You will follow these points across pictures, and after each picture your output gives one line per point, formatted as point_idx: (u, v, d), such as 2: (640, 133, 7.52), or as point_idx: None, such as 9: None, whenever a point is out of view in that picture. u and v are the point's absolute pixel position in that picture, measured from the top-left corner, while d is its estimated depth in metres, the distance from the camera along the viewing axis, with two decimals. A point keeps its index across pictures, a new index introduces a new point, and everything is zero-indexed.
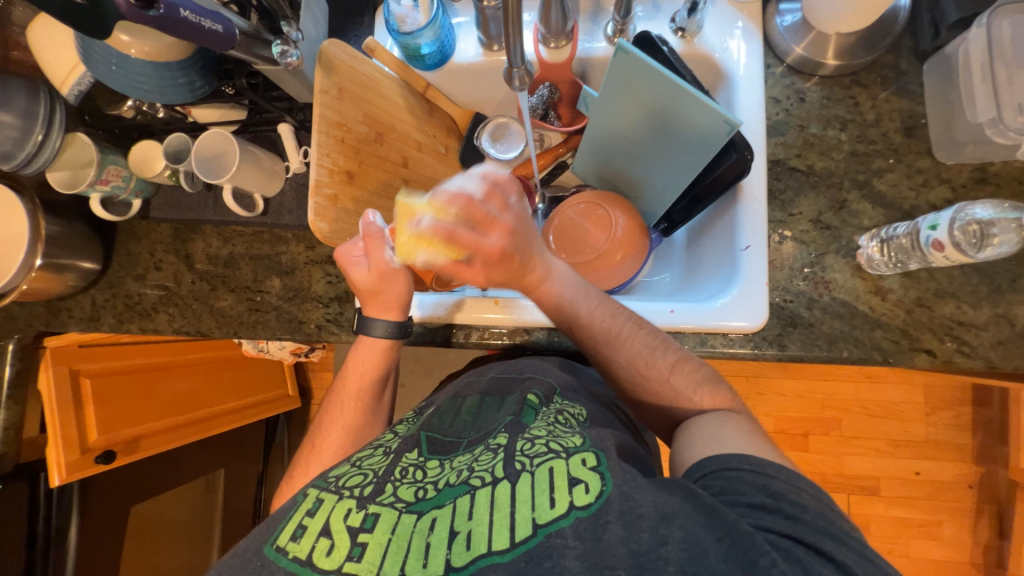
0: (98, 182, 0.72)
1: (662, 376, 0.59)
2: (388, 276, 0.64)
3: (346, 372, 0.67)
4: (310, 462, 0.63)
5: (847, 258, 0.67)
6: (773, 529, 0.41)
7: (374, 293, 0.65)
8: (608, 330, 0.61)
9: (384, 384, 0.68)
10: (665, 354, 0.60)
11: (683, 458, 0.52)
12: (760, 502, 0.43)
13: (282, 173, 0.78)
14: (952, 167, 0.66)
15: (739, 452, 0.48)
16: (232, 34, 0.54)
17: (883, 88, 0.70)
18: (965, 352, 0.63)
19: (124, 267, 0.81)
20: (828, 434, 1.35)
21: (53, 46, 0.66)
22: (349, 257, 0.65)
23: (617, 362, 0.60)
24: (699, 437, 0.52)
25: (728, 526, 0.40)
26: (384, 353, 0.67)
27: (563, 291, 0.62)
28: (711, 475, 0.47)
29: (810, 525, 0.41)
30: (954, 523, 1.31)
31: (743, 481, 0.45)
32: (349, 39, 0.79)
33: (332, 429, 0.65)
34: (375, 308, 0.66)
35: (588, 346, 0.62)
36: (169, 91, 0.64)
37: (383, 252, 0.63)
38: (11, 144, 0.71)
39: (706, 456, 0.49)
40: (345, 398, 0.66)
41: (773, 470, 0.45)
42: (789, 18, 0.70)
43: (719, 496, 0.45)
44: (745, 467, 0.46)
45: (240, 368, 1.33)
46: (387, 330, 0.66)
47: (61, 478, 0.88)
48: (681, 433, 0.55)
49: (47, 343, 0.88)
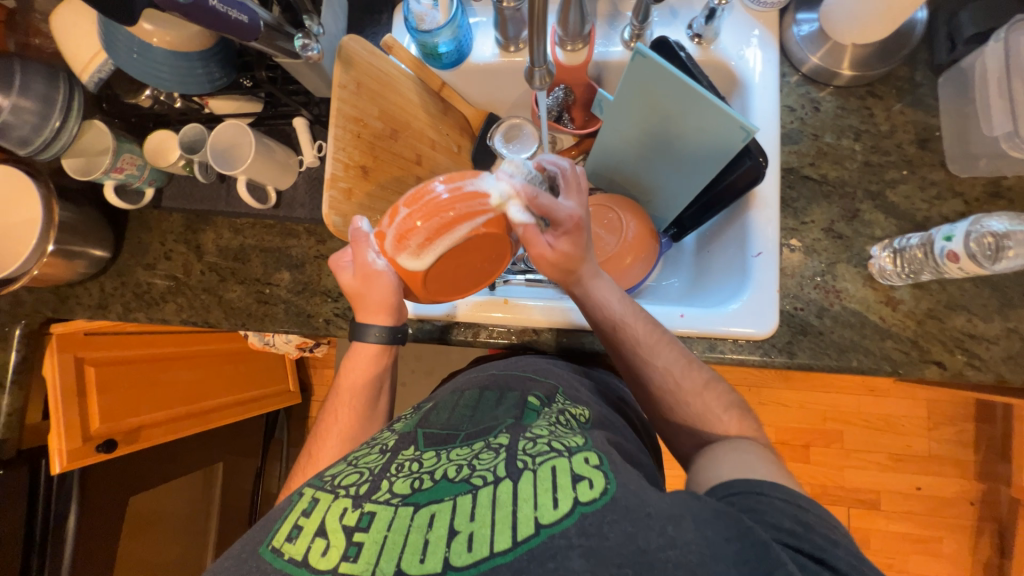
0: (112, 170, 0.72)
1: (695, 390, 0.58)
2: (371, 277, 0.63)
3: (340, 375, 0.67)
4: (305, 467, 0.62)
5: (859, 268, 0.67)
6: (800, 550, 0.41)
7: (360, 296, 0.64)
8: (650, 336, 0.61)
9: (377, 391, 0.67)
10: (698, 370, 0.60)
11: (708, 477, 0.51)
12: (788, 527, 0.42)
13: (295, 166, 0.78)
14: (965, 181, 0.67)
15: (769, 479, 0.47)
16: (257, 26, 0.54)
17: (897, 100, 0.70)
18: (975, 365, 0.63)
19: (135, 256, 0.81)
20: (829, 446, 1.35)
21: (76, 33, 0.66)
22: (339, 263, 0.66)
23: (653, 367, 0.60)
24: (727, 461, 0.51)
25: (742, 531, 0.40)
26: (378, 361, 0.67)
27: (613, 289, 0.63)
28: (739, 495, 0.46)
29: (836, 558, 0.41)
30: (955, 540, 1.30)
31: (773, 506, 0.44)
32: (366, 35, 0.80)
33: (328, 438, 0.64)
34: (363, 315, 0.65)
35: (625, 349, 0.62)
36: (189, 82, 0.64)
37: (365, 255, 0.63)
38: (28, 129, 0.70)
39: (733, 477, 0.48)
40: (340, 407, 0.66)
41: (806, 504, 0.45)
42: (807, 28, 0.70)
43: (748, 515, 0.44)
44: (776, 494, 0.45)
45: (243, 361, 1.33)
46: (380, 336, 0.66)
47: (62, 465, 0.88)
48: (705, 455, 0.55)
49: (53, 329, 0.86)
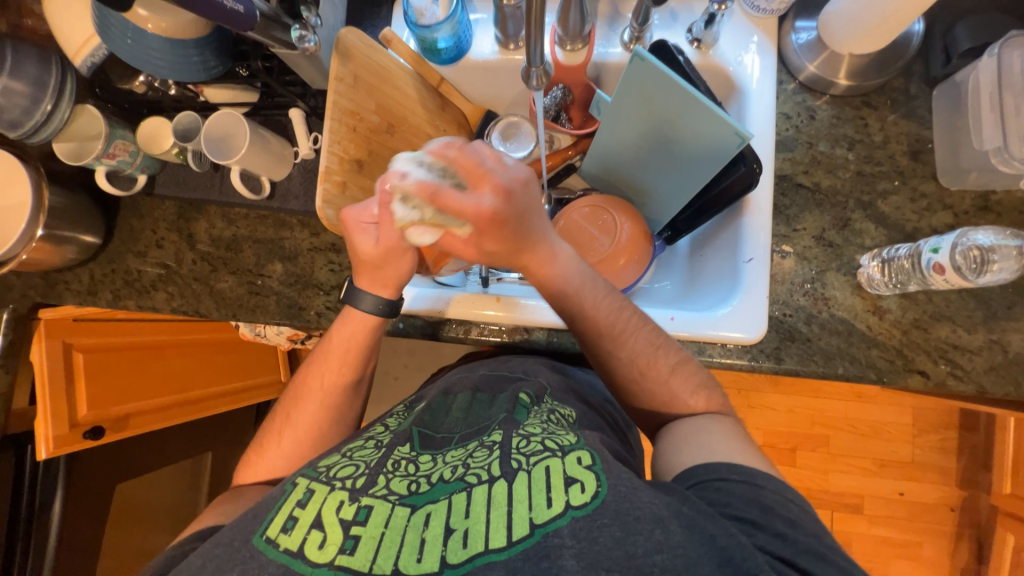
0: (105, 156, 0.72)
1: (662, 377, 0.58)
2: (395, 253, 0.60)
3: (329, 340, 0.66)
4: (284, 432, 0.64)
5: (848, 276, 0.68)
6: (768, 549, 0.42)
7: (375, 266, 0.61)
8: (613, 324, 0.59)
9: (366, 361, 0.66)
10: (665, 357, 0.59)
11: (670, 463, 0.53)
12: (751, 517, 0.44)
13: (290, 158, 0.78)
14: (955, 193, 0.67)
15: (728, 461, 0.49)
16: (252, 15, 0.53)
17: (891, 111, 0.71)
18: (957, 375, 0.64)
19: (125, 243, 0.80)
20: (815, 450, 1.36)
21: (67, 16, 0.65)
22: (358, 221, 0.59)
23: (618, 358, 0.59)
24: (687, 443, 0.53)
25: (726, 531, 0.41)
26: (368, 333, 0.65)
27: (568, 277, 0.58)
28: (701, 485, 0.48)
29: (798, 544, 0.42)
30: (934, 545, 1.33)
31: (732, 492, 0.46)
32: (365, 28, 0.79)
33: (308, 403, 0.64)
34: (363, 281, 0.63)
35: (588, 335, 0.60)
36: (183, 69, 0.63)
37: (396, 227, 0.57)
38: (19, 112, 0.70)
39: (697, 464, 0.50)
40: (324, 374, 0.65)
41: (763, 480, 0.47)
42: (805, 36, 0.71)
43: (711, 506, 0.46)
44: (734, 478, 0.47)
45: (236, 352, 1.32)
46: (374, 306, 0.63)
47: (50, 450, 0.88)
48: (668, 437, 0.56)
49: (42, 314, 0.86)
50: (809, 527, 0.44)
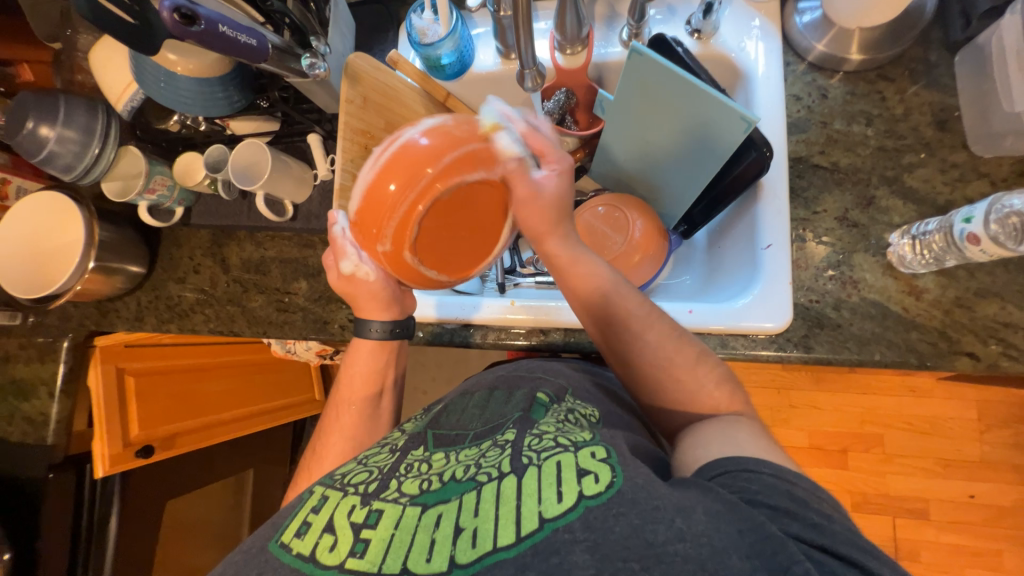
0: (145, 191, 0.79)
1: (688, 364, 0.57)
2: (354, 278, 0.66)
3: (342, 373, 0.70)
4: (313, 471, 0.64)
5: (877, 257, 0.64)
6: (804, 538, 0.40)
7: (353, 297, 0.68)
8: (641, 309, 0.60)
9: (380, 389, 0.70)
10: (689, 343, 0.59)
11: (694, 457, 0.50)
12: (782, 506, 0.42)
13: (310, 180, 0.82)
14: (990, 161, 0.63)
15: (756, 456, 0.47)
16: (265, 48, 0.57)
17: (911, 82, 0.68)
18: (1012, 355, 0.59)
19: (167, 270, 0.86)
20: (869, 450, 1.27)
21: (109, 67, 0.73)
22: (329, 263, 0.69)
23: (645, 341, 0.58)
24: (712, 439, 0.51)
25: (754, 524, 0.39)
26: (379, 354, 0.69)
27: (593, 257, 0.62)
28: (728, 475, 0.45)
29: (837, 535, 0.40)
30: (1017, 553, 1.21)
31: (763, 483, 0.44)
32: (374, 52, 0.84)
33: (331, 435, 0.67)
34: (362, 313, 0.68)
35: (616, 322, 0.60)
36: (209, 105, 0.69)
37: (343, 255, 0.65)
38: (72, 156, 0.77)
39: (723, 457, 0.48)
40: (344, 404, 0.69)
41: (795, 477, 0.45)
42: (809, 16, 0.69)
43: (738, 494, 0.43)
44: (765, 470, 0.45)
45: (272, 371, 1.37)
46: (381, 331, 0.68)
47: (105, 469, 0.94)
48: (691, 434, 0.54)
49: (96, 342, 0.93)
50: (841, 522, 0.42)
